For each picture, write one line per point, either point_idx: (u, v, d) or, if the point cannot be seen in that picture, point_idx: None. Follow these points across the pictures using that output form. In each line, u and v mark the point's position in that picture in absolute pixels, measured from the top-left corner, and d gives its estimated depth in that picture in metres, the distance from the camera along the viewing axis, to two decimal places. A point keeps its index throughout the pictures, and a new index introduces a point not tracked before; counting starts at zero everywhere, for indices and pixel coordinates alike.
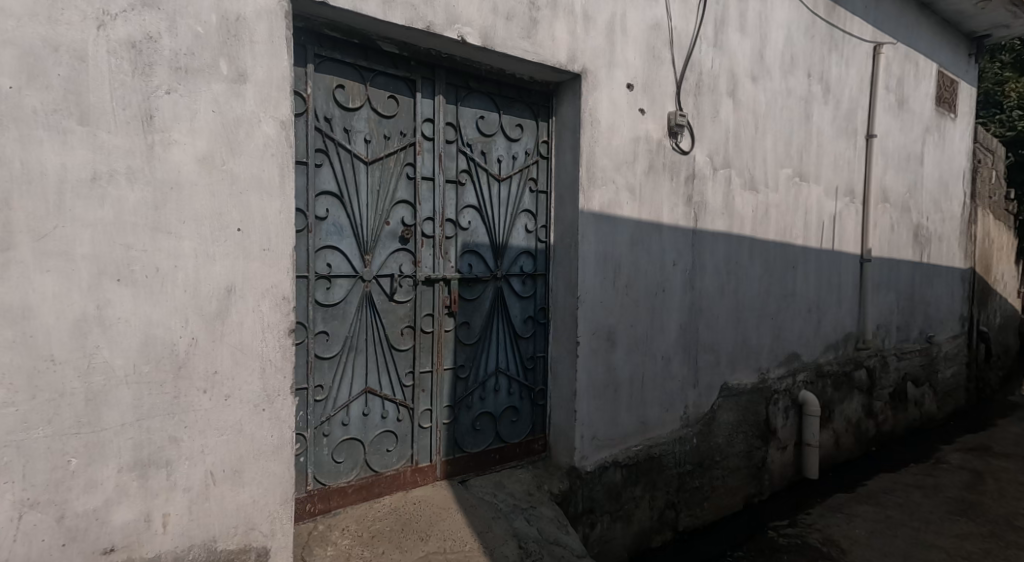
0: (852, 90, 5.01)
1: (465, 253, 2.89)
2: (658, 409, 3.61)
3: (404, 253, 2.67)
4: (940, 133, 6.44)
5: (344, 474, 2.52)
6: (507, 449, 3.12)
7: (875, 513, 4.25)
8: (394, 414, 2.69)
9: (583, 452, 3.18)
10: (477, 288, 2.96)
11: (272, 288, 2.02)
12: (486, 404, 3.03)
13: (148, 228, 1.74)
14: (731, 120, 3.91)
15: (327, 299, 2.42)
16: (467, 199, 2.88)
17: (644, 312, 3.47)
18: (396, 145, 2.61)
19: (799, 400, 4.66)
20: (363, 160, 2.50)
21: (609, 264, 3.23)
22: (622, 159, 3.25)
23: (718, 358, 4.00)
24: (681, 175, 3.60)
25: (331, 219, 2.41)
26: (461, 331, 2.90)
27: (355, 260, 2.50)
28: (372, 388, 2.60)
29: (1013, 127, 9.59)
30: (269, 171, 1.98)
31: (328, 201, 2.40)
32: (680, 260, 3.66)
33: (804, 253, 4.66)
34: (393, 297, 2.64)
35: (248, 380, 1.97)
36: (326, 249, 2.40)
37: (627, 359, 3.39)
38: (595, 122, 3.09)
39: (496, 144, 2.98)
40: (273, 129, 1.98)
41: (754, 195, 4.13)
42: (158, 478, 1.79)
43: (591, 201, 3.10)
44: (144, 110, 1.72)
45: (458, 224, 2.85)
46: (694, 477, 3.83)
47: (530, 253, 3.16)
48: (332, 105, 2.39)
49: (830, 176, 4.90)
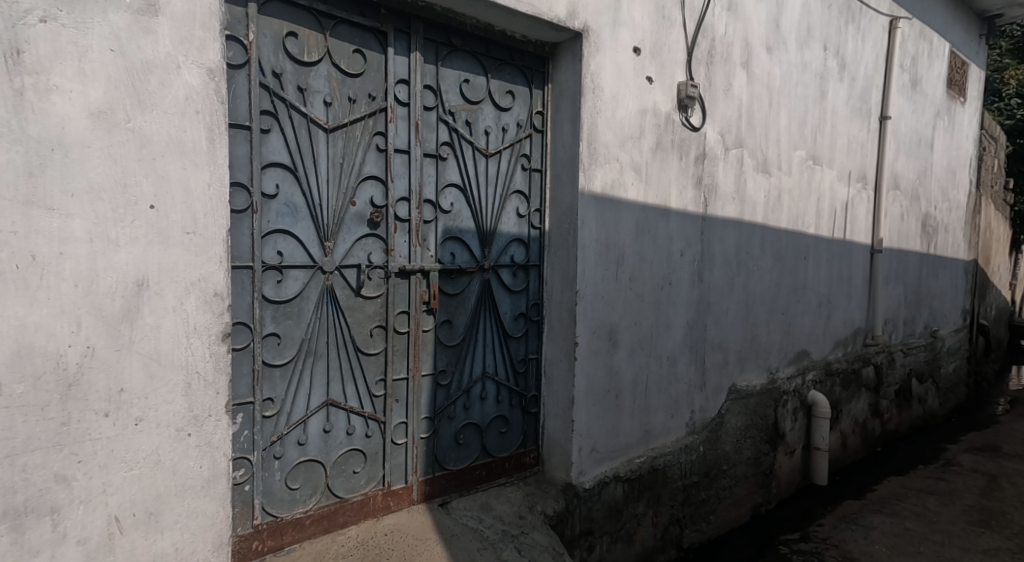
0: (867, 66, 4.65)
1: (447, 240, 2.48)
2: (663, 415, 3.25)
3: (374, 240, 2.25)
4: (950, 118, 6.12)
5: (301, 503, 2.11)
6: (494, 464, 2.74)
7: (892, 525, 3.94)
8: (362, 430, 2.28)
9: (581, 467, 2.81)
10: (461, 281, 2.55)
11: (199, 282, 1.59)
12: (471, 413, 2.65)
13: (17, 202, 1.29)
14: (745, 94, 3.53)
15: (279, 295, 2.00)
16: (449, 176, 2.47)
17: (649, 308, 3.09)
18: (364, 109, 2.17)
19: (808, 402, 4.34)
20: (323, 128, 2.07)
21: (611, 255, 2.85)
22: (627, 134, 2.85)
23: (727, 357, 3.65)
24: (690, 154, 3.22)
25: (282, 197, 1.98)
26: (441, 331, 2.50)
27: (313, 247, 2.08)
28: (335, 400, 2.19)
29: (1012, 117, 9.19)
30: (194, 133, 1.55)
31: (279, 175, 1.97)
32: (688, 250, 3.28)
33: (816, 243, 4.32)
34: (361, 291, 2.22)
35: (168, 400, 1.55)
36: (276, 234, 1.97)
37: (629, 361, 3.02)
38: (597, 89, 2.68)
39: (483, 113, 2.57)
40: (199, 79, 1.55)
41: (766, 179, 3.77)
42: (39, 531, 1.36)
43: (592, 181, 2.70)
44: (8, 42, 1.27)
45: (439, 206, 2.44)
46: (700, 489, 3.49)
47: (523, 240, 2.76)
48: (283, 57, 1.94)
49: (843, 160, 4.55)
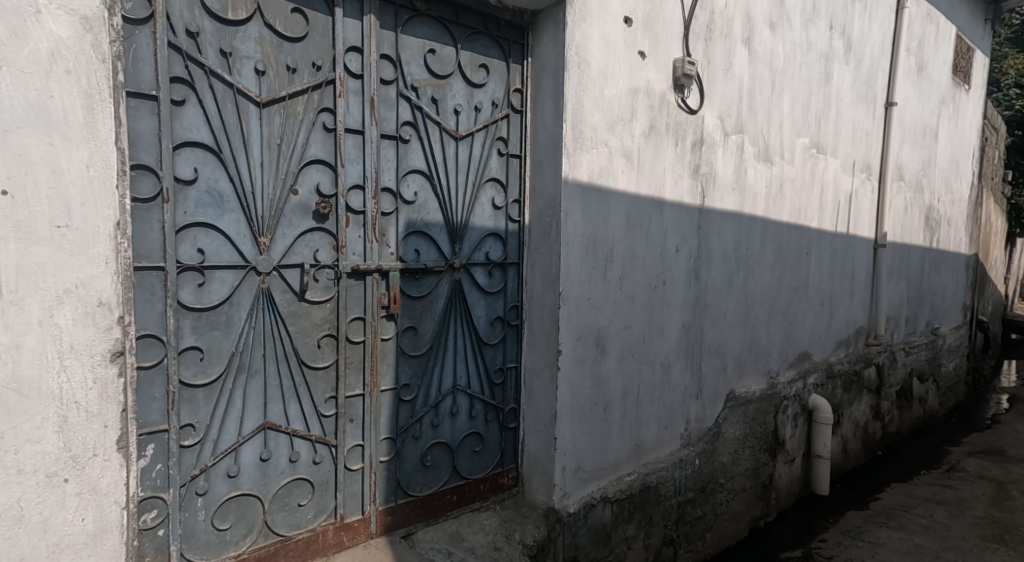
0: (874, 48, 4.36)
1: (410, 235, 2.16)
2: (655, 427, 2.96)
3: (322, 235, 1.92)
4: (954, 107, 5.86)
5: (232, 545, 1.80)
6: (467, 487, 2.43)
7: (900, 540, 3.69)
8: (309, 456, 1.95)
9: (565, 490, 2.51)
10: (427, 282, 2.23)
11: (75, 290, 1.25)
12: (439, 431, 2.34)
13: None
14: (746, 75, 3.22)
15: (199, 300, 1.66)
16: (412, 161, 2.14)
17: (641, 311, 2.78)
18: (307, 81, 1.83)
19: (809, 407, 4.07)
20: (254, 101, 1.73)
21: (599, 251, 2.53)
22: (617, 115, 2.54)
23: (725, 362, 3.36)
24: (687, 140, 2.91)
25: (202, 183, 1.64)
26: (404, 339, 2.18)
27: (245, 244, 1.74)
28: (274, 423, 1.86)
29: (1012, 108, 8.91)
30: (65, 99, 1.22)
31: (199, 157, 1.63)
32: (684, 245, 2.98)
33: (819, 237, 4.04)
34: (305, 295, 1.89)
35: (35, 440, 1.22)
36: (195, 228, 1.64)
37: (619, 370, 2.71)
38: (583, 63, 2.35)
39: (451, 89, 2.24)
40: (68, 30, 1.21)
41: (768, 168, 3.47)
42: None
43: (578, 168, 2.38)
44: None
45: (400, 195, 2.11)
46: (696, 505, 3.21)
47: (499, 235, 2.44)
48: (200, 14, 1.60)
49: (848, 148, 4.26)
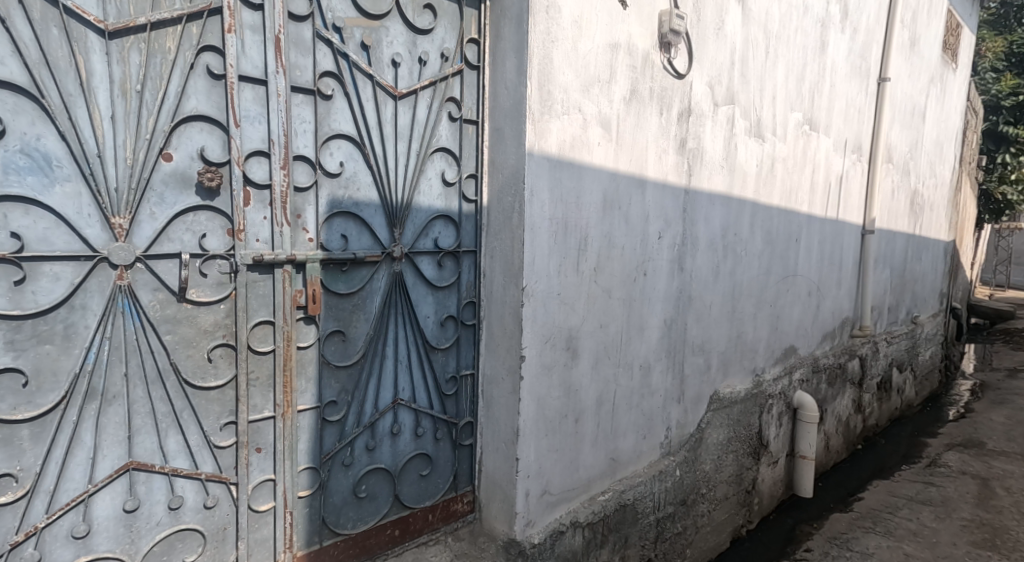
0: (870, 17, 4.02)
1: (334, 217, 1.71)
2: (632, 438, 2.60)
3: (209, 215, 1.46)
4: (942, 86, 5.60)
5: None
6: (411, 519, 2.04)
7: (890, 549, 3.45)
8: (197, 501, 1.52)
9: (528, 518, 2.13)
10: (358, 275, 1.79)
11: None
12: (376, 455, 1.92)
13: None
14: (738, 37, 2.83)
15: (17, 304, 1.21)
16: (337, 123, 1.69)
17: (618, 307, 2.40)
18: (179, 6, 1.36)
19: (793, 405, 3.77)
20: (95, 29, 1.26)
21: (571, 238, 2.13)
22: (593, 75, 2.12)
23: (709, 361, 3.02)
24: (672, 109, 2.51)
25: (15, 139, 1.18)
26: (328, 346, 1.75)
27: (91, 227, 1.28)
28: (143, 464, 1.42)
29: (988, 92, 8.82)
30: None
31: (6, 102, 1.16)
32: (667, 232, 2.60)
33: (809, 222, 3.71)
34: (186, 294, 1.44)
35: None
36: (4, 202, 1.18)
37: (593, 375, 2.33)
38: (552, 8, 1.92)
39: (388, 34, 1.79)
40: None
41: (759, 144, 3.10)
42: None
43: (546, 137, 1.96)
44: None
45: (320, 165, 1.66)
46: (677, 521, 2.88)
47: (450, 217, 2.01)
48: None
49: (840, 126, 3.94)
